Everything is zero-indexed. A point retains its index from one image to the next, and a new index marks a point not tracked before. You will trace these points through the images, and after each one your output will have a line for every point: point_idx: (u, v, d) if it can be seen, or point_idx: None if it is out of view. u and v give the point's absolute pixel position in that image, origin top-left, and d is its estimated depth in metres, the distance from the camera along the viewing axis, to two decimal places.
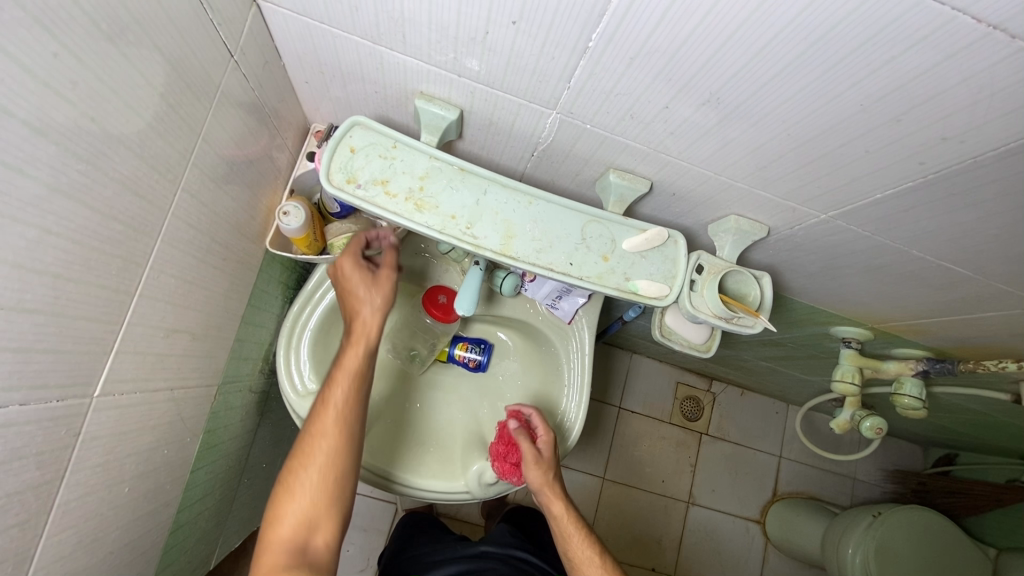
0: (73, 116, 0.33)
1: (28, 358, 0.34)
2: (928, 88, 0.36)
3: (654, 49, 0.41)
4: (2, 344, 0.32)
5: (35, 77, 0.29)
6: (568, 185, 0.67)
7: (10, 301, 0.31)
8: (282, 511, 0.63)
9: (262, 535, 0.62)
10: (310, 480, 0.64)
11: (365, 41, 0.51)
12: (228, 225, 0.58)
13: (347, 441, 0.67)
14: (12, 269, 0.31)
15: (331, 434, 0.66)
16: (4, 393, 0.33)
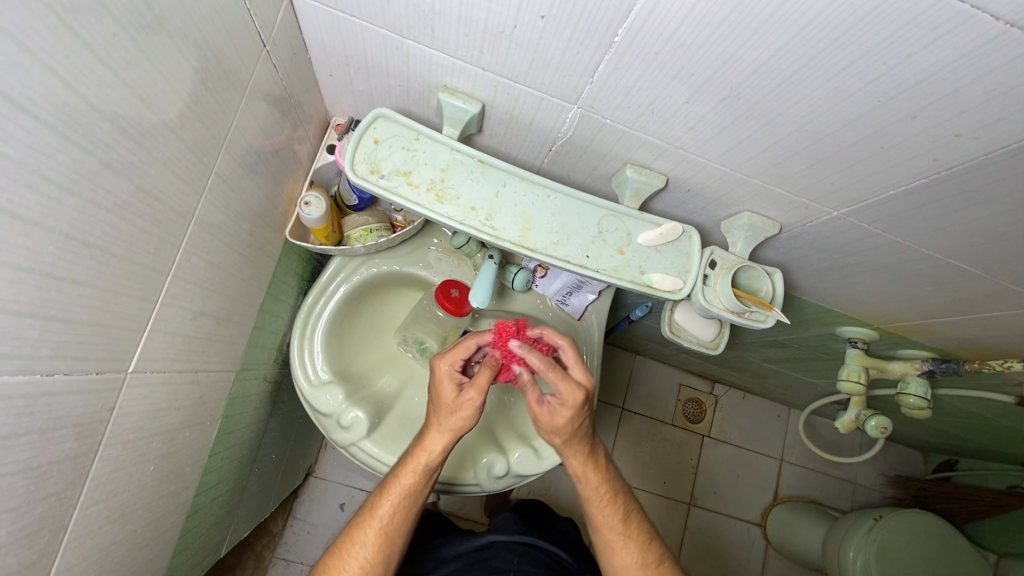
0: (125, 96, 0.34)
1: (73, 329, 0.35)
2: (944, 84, 0.38)
3: (678, 44, 0.42)
4: (52, 313, 0.33)
5: (94, 56, 0.31)
6: (584, 180, 0.69)
7: (61, 272, 0.33)
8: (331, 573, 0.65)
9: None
10: (369, 548, 0.66)
11: (392, 34, 0.53)
12: (253, 213, 0.59)
13: (410, 514, 0.69)
14: (65, 241, 0.32)
15: (398, 505, 0.68)
16: (50, 362, 0.34)
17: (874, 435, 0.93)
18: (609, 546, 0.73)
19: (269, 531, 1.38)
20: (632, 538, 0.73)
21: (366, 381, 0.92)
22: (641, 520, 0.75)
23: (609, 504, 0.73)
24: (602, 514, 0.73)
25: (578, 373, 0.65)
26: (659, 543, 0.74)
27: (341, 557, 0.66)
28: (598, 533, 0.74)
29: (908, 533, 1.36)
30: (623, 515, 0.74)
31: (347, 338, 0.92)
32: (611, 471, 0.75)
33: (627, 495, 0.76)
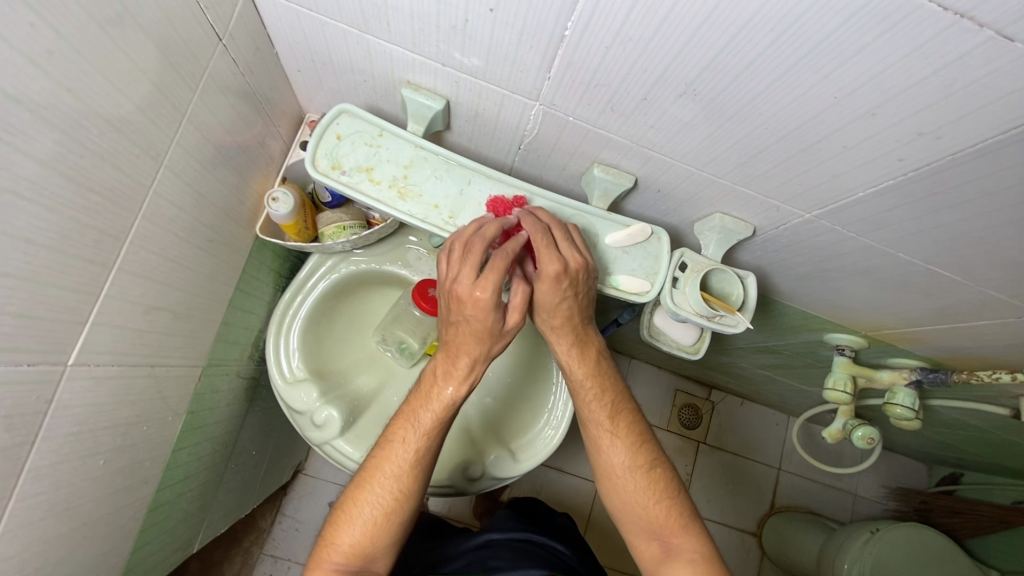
0: (49, 86, 0.34)
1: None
2: (900, 79, 0.36)
3: (628, 38, 0.41)
4: None
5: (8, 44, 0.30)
6: (555, 179, 0.67)
7: None
8: (353, 504, 0.60)
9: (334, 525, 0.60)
10: (396, 479, 0.61)
11: (351, 29, 0.52)
12: (216, 208, 0.59)
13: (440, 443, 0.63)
14: None
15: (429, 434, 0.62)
16: None
17: (862, 446, 0.90)
18: (595, 443, 0.65)
19: (258, 527, 1.39)
20: (619, 434, 0.64)
21: (344, 379, 0.91)
22: (635, 417, 0.65)
23: (596, 399, 0.64)
24: (589, 407, 0.65)
25: (567, 247, 0.56)
26: (653, 443, 0.65)
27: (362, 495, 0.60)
28: (583, 427, 0.65)
29: (904, 547, 1.33)
30: (611, 411, 0.64)
31: (326, 336, 0.91)
32: (605, 361, 0.65)
33: (620, 390, 0.66)
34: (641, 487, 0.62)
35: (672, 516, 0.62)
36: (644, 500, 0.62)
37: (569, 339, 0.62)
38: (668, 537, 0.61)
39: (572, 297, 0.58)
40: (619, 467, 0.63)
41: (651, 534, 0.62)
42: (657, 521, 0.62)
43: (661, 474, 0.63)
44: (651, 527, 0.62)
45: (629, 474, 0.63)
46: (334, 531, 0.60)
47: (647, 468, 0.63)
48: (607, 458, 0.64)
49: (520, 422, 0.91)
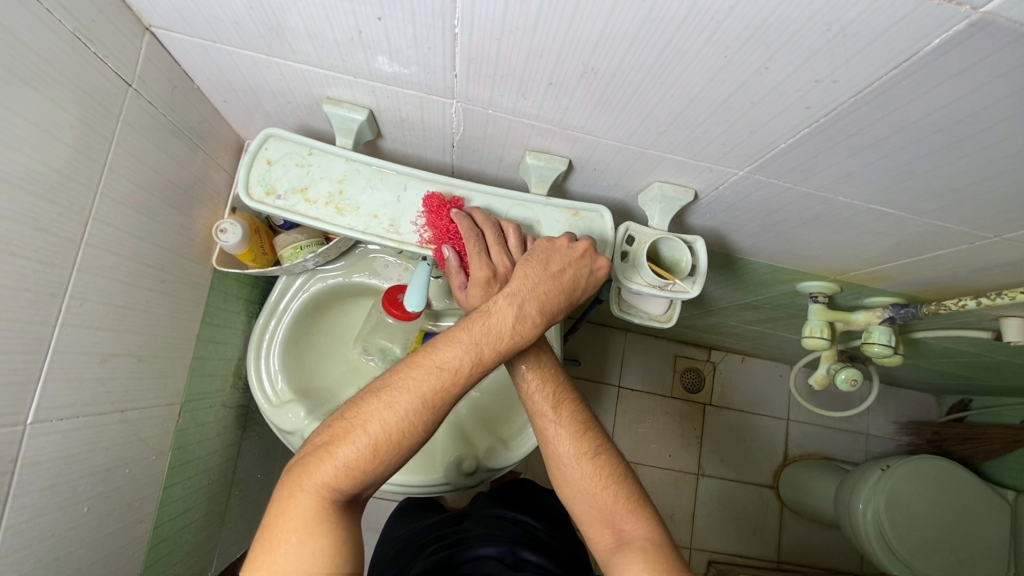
0: None
1: None
2: (778, 31, 0.36)
3: (514, 25, 0.41)
4: None
5: None
6: (496, 171, 0.67)
7: None
8: (337, 444, 0.54)
9: (306, 464, 0.53)
10: (417, 427, 0.55)
11: (258, 54, 0.52)
12: (161, 249, 0.60)
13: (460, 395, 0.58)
14: None
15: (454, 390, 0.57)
16: None
17: (847, 389, 0.90)
18: (542, 435, 0.67)
19: None
20: (564, 425, 0.66)
21: (331, 395, 0.93)
22: (578, 407, 0.68)
23: (538, 391, 0.66)
24: (532, 401, 0.67)
25: (498, 253, 0.59)
26: (599, 431, 0.68)
27: (351, 429, 0.54)
28: (529, 420, 0.68)
29: (918, 479, 1.33)
30: (554, 402, 0.67)
31: (307, 354, 0.93)
32: (543, 356, 0.68)
33: (562, 382, 0.69)
34: (589, 475, 0.65)
35: (621, 501, 0.65)
36: (592, 487, 0.65)
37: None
38: (620, 524, 0.64)
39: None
40: (566, 456, 0.66)
41: (604, 523, 0.64)
42: (608, 508, 0.65)
43: (607, 461, 0.66)
44: (604, 514, 0.65)
45: (577, 463, 0.65)
46: (320, 462, 0.53)
47: (593, 456, 0.66)
48: (554, 449, 0.66)
49: (509, 413, 0.92)
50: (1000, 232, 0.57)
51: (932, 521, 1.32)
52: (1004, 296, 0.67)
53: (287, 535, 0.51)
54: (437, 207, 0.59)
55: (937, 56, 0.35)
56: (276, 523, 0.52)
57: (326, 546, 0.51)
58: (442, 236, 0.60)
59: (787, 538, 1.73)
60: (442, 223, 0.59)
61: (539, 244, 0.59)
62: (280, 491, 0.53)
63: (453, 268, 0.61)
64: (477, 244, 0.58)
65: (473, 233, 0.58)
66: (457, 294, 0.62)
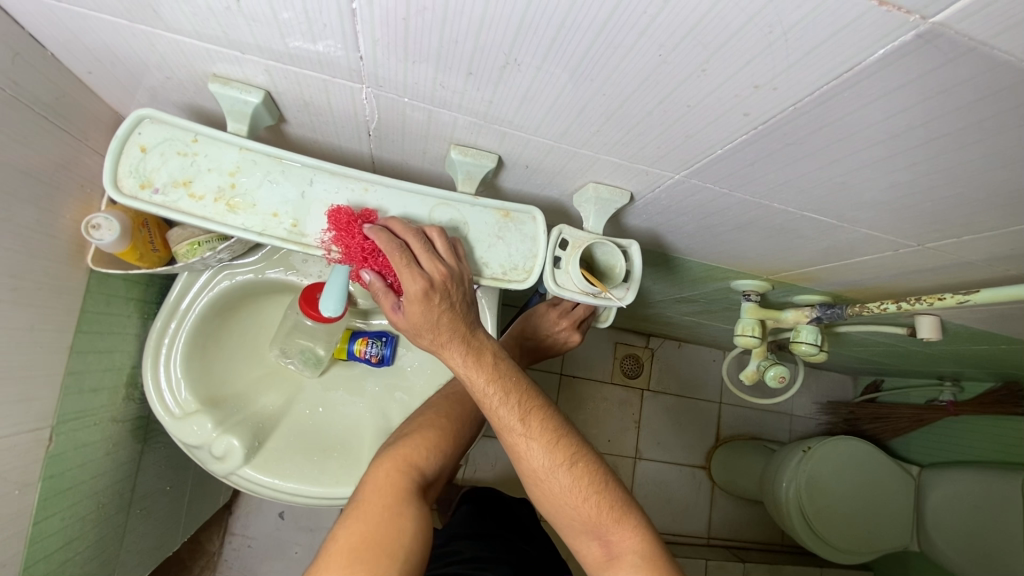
0: None
1: None
2: (718, 31, 0.32)
3: (421, 6, 0.35)
4: None
5: None
6: (421, 163, 0.61)
7: None
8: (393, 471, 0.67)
9: (380, 477, 0.66)
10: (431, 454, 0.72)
11: (119, 19, 0.43)
12: (12, 253, 0.51)
13: (456, 436, 0.77)
14: None
15: (440, 426, 0.75)
16: None
17: (775, 385, 0.92)
18: (512, 449, 0.61)
19: (206, 551, 1.35)
20: (535, 438, 0.60)
21: (245, 402, 0.85)
22: (547, 412, 0.61)
23: (502, 405, 0.59)
24: (498, 416, 0.60)
25: (429, 259, 0.52)
26: (574, 436, 0.62)
27: (404, 458, 0.70)
28: (497, 434, 0.61)
29: (835, 459, 1.41)
30: (521, 414, 0.60)
31: (217, 358, 0.84)
32: (502, 362, 0.60)
33: (527, 386, 0.61)
34: (569, 487, 0.61)
35: (604, 510, 0.61)
36: (574, 501, 0.61)
37: (459, 349, 0.58)
38: (607, 535, 0.61)
39: (447, 308, 0.55)
40: (542, 470, 0.60)
41: (590, 535, 0.62)
42: (592, 521, 0.61)
43: (585, 468, 0.62)
44: (587, 527, 0.61)
45: (554, 477, 0.60)
46: (389, 473, 0.67)
47: (570, 466, 0.61)
48: (527, 465, 0.61)
49: None
50: (924, 240, 0.57)
51: (847, 499, 1.41)
52: (924, 301, 0.69)
53: (395, 522, 0.62)
54: (341, 223, 0.52)
55: (879, 68, 0.32)
56: (366, 525, 0.61)
57: (405, 529, 0.63)
58: (358, 251, 0.54)
59: (717, 515, 1.81)
60: (355, 241, 0.53)
61: (413, 291, 0.52)
62: (364, 506, 0.63)
63: (379, 291, 0.56)
64: (402, 256, 0.51)
65: (393, 245, 0.51)
66: (392, 317, 0.57)
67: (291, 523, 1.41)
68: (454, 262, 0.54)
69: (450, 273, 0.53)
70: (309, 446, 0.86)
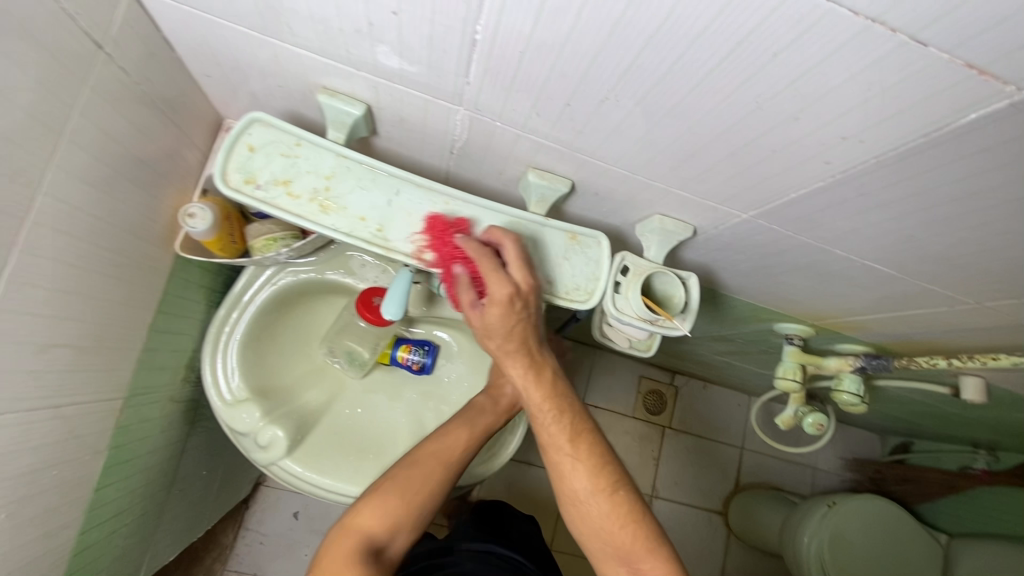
0: None
1: None
2: (820, 82, 0.35)
3: (542, 42, 0.39)
4: None
5: None
6: (494, 183, 0.64)
7: None
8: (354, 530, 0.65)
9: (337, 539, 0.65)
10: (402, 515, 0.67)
11: (252, 31, 0.48)
12: (120, 231, 0.55)
13: (439, 482, 0.71)
14: None
15: (409, 482, 0.69)
16: None
17: (812, 433, 0.91)
18: (556, 468, 0.63)
19: (220, 543, 1.36)
20: (581, 459, 0.62)
21: (291, 396, 0.88)
22: (595, 437, 0.63)
23: (554, 422, 0.62)
24: (548, 433, 0.62)
25: (517, 268, 0.55)
26: (618, 464, 0.63)
27: (365, 515, 0.66)
28: (543, 451, 0.63)
29: (859, 518, 1.37)
30: (571, 434, 0.62)
31: (269, 350, 0.87)
32: (560, 382, 0.63)
33: (579, 409, 0.64)
34: (607, 513, 0.61)
35: (638, 541, 0.62)
36: (610, 527, 0.62)
37: (521, 363, 0.61)
38: (637, 563, 0.61)
39: (522, 319, 0.58)
40: (582, 493, 0.62)
41: (620, 562, 0.62)
42: (625, 547, 0.62)
43: (625, 498, 0.62)
44: (618, 555, 0.62)
45: (593, 501, 0.61)
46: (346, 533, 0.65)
47: (610, 491, 0.62)
48: (569, 486, 0.62)
49: None
50: (983, 299, 0.58)
51: (870, 561, 1.36)
52: (976, 359, 0.69)
53: None
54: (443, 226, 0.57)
55: (970, 130, 0.34)
56: None
57: None
58: (452, 255, 0.57)
59: (731, 565, 1.76)
60: (449, 247, 0.57)
61: (499, 294, 0.55)
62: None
63: (462, 292, 0.59)
64: (495, 262, 0.55)
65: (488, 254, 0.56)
66: (470, 316, 0.59)
67: (304, 524, 1.42)
68: (536, 277, 0.57)
69: (533, 286, 0.56)
70: (346, 444, 0.88)
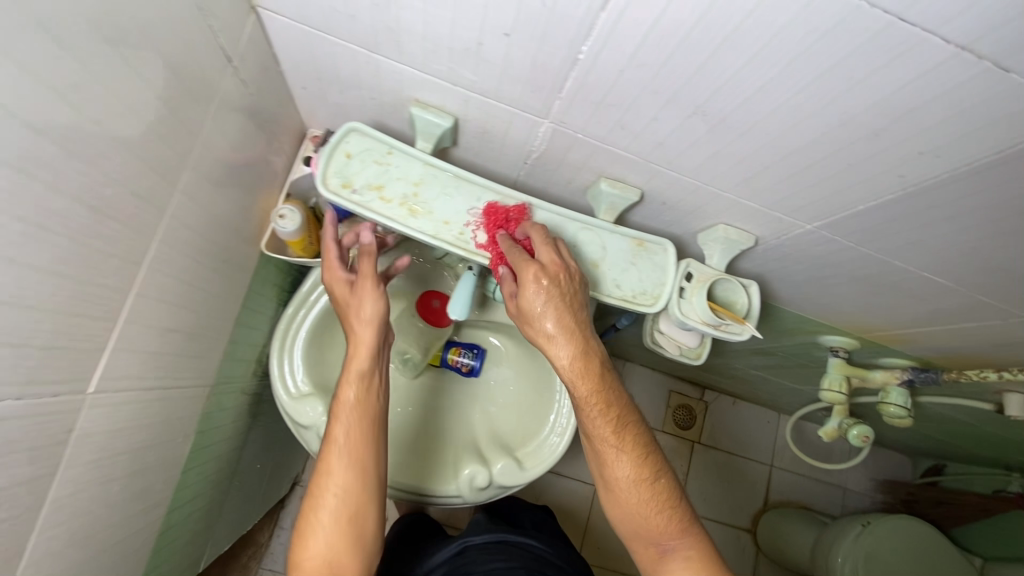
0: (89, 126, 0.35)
1: (46, 354, 0.36)
2: (908, 100, 0.38)
3: (642, 62, 0.42)
4: (26, 339, 0.34)
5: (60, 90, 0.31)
6: (562, 192, 0.68)
7: (35, 301, 0.34)
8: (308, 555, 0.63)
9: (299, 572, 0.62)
10: (352, 530, 0.65)
11: (361, 49, 0.52)
12: (224, 228, 0.59)
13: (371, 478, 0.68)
14: (41, 272, 0.34)
15: (343, 490, 0.66)
16: (24, 387, 0.35)
17: (857, 445, 0.92)
18: (599, 454, 0.65)
19: (256, 542, 1.39)
20: (625, 448, 0.63)
21: None
22: (639, 428, 0.65)
23: (601, 414, 0.62)
24: (594, 424, 0.63)
25: (550, 253, 0.58)
26: (658, 452, 0.66)
27: (316, 529, 0.64)
28: (587, 439, 0.65)
29: (894, 537, 1.36)
30: (617, 427, 0.63)
31: (328, 348, 0.91)
32: (608, 375, 0.62)
33: (625, 401, 0.64)
34: (645, 498, 0.64)
35: (672, 523, 0.65)
36: (646, 510, 0.64)
37: (573, 354, 0.60)
38: (666, 540, 0.65)
39: (570, 307, 0.59)
40: (623, 481, 0.64)
41: (650, 540, 0.65)
42: (657, 528, 0.64)
43: (663, 483, 0.65)
44: (649, 538, 0.65)
45: (632, 486, 0.64)
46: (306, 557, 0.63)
47: (650, 481, 0.64)
48: (611, 472, 0.64)
49: (524, 429, 0.93)
50: None
51: None
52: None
53: None
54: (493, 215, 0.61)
55: None
56: None
57: None
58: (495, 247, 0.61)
59: None
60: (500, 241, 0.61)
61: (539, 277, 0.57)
62: None
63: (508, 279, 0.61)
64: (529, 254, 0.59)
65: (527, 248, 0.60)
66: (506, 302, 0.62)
67: None
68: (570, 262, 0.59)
69: (568, 269, 0.59)
70: (399, 444, 0.90)
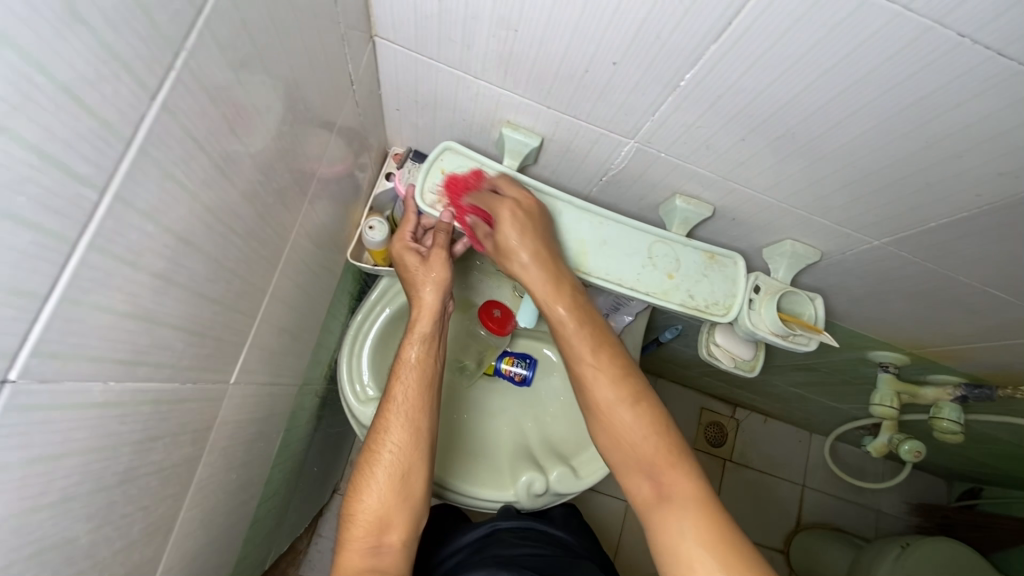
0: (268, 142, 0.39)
1: (213, 343, 0.40)
2: (996, 125, 0.42)
3: (741, 88, 0.46)
4: (206, 329, 0.38)
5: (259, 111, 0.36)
6: (631, 208, 0.72)
7: (217, 295, 0.38)
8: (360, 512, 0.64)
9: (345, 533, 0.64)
10: (398, 500, 0.66)
11: (465, 75, 0.57)
12: (326, 236, 0.64)
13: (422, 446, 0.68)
14: (224, 269, 0.38)
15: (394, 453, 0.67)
16: (197, 372, 0.39)
17: (907, 460, 0.94)
18: (582, 381, 0.67)
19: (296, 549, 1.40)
20: (605, 370, 0.65)
21: None
22: (622, 356, 0.67)
23: (581, 336, 0.66)
24: (575, 347, 0.66)
25: (517, 188, 0.63)
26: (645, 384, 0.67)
27: (364, 490, 0.65)
28: (569, 367, 0.67)
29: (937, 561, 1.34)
30: (599, 349, 0.66)
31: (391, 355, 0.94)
32: (585, 301, 0.67)
33: (608, 333, 0.68)
34: (636, 425, 0.64)
35: (664, 453, 0.62)
36: (637, 437, 0.63)
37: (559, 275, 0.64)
38: (659, 475, 0.62)
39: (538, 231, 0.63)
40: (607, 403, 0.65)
41: (643, 474, 0.62)
42: (648, 458, 0.62)
43: (651, 410, 0.65)
44: (643, 467, 0.62)
45: (617, 409, 0.64)
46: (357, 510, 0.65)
47: (636, 403, 0.64)
48: (593, 396, 0.65)
49: (576, 438, 0.96)
50: None
51: None
52: None
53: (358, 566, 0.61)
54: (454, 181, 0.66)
55: None
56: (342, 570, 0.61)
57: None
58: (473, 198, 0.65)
59: None
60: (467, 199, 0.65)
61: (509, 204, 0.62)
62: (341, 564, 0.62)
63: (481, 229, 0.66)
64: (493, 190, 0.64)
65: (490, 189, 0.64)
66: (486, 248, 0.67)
67: None
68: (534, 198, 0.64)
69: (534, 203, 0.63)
70: (458, 450, 0.92)
